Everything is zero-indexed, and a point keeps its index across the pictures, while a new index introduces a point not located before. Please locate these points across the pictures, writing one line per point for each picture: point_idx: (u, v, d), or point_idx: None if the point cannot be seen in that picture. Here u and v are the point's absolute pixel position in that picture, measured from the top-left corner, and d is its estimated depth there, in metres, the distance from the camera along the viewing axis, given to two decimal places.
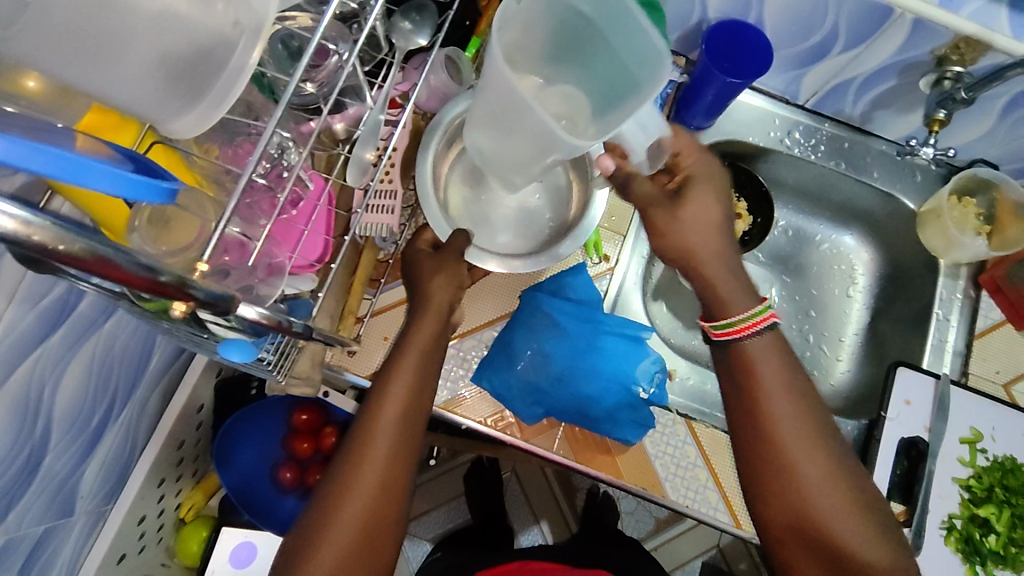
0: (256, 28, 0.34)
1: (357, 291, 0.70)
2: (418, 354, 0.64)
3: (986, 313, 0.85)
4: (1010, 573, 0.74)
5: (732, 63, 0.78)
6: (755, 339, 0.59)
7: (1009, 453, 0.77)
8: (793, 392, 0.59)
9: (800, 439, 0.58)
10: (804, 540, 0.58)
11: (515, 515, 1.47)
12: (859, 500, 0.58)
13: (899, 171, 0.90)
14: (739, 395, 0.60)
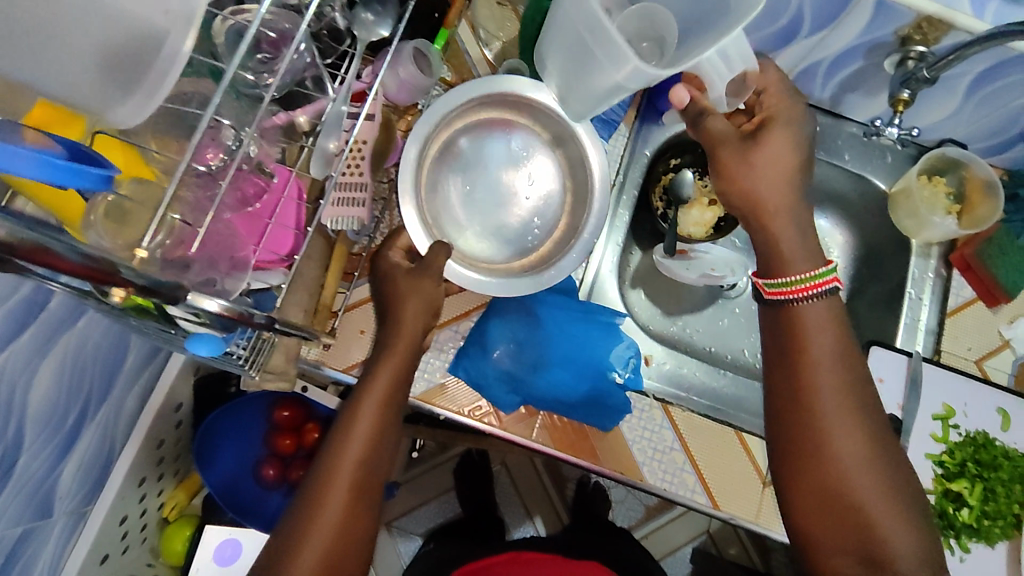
0: (188, 16, 0.33)
1: (331, 284, 0.71)
2: (397, 354, 0.65)
3: (957, 291, 0.86)
4: (984, 546, 0.74)
5: None
6: (811, 303, 0.61)
7: (981, 428, 0.78)
8: (836, 358, 0.60)
9: (837, 404, 0.60)
10: (833, 502, 0.59)
11: (506, 508, 1.47)
12: (892, 464, 0.60)
13: (869, 153, 0.92)
14: (783, 375, 0.61)
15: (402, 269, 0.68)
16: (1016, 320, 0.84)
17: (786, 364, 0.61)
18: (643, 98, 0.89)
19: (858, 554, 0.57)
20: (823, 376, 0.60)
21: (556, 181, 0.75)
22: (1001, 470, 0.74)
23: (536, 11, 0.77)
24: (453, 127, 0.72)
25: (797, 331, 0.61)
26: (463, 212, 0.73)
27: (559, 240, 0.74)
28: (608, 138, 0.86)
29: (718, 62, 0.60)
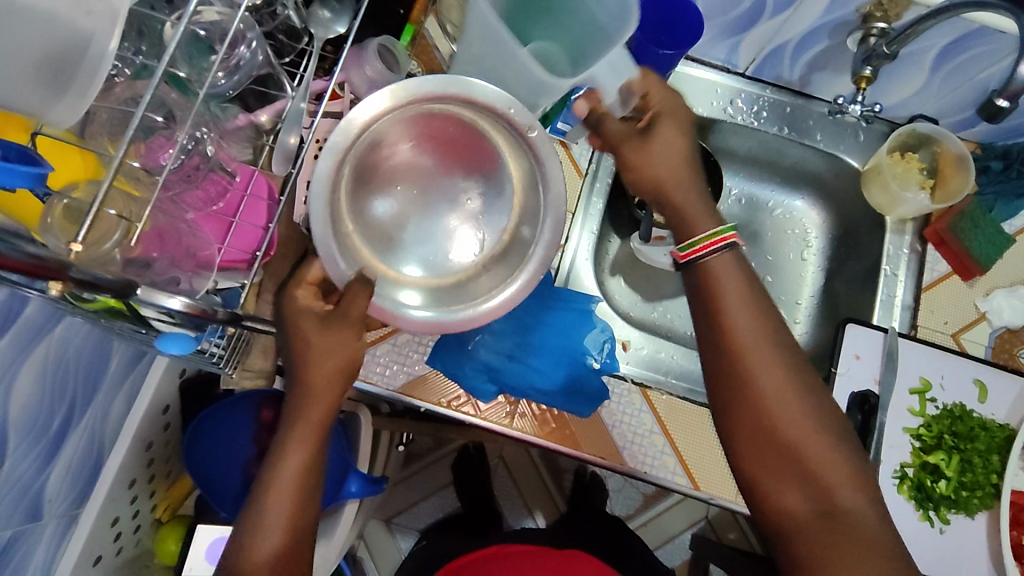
0: (110, 18, 0.36)
1: None
2: (319, 377, 0.58)
3: (932, 266, 0.86)
4: (963, 517, 0.75)
5: (667, 37, 0.80)
6: (717, 257, 0.60)
7: (958, 400, 0.79)
8: (750, 299, 0.60)
9: (757, 347, 0.58)
10: (767, 450, 0.57)
11: (506, 503, 1.48)
12: (815, 402, 0.58)
13: (842, 131, 0.92)
14: (709, 326, 0.60)
15: (316, 314, 0.59)
16: (990, 292, 0.84)
17: (715, 339, 0.60)
18: None
19: (812, 516, 0.56)
20: (754, 342, 0.58)
21: (505, 212, 0.64)
22: (977, 440, 0.75)
23: None
24: (411, 108, 0.60)
25: (713, 278, 0.60)
26: (387, 206, 0.62)
27: (477, 284, 0.63)
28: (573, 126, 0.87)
29: (607, 71, 0.65)
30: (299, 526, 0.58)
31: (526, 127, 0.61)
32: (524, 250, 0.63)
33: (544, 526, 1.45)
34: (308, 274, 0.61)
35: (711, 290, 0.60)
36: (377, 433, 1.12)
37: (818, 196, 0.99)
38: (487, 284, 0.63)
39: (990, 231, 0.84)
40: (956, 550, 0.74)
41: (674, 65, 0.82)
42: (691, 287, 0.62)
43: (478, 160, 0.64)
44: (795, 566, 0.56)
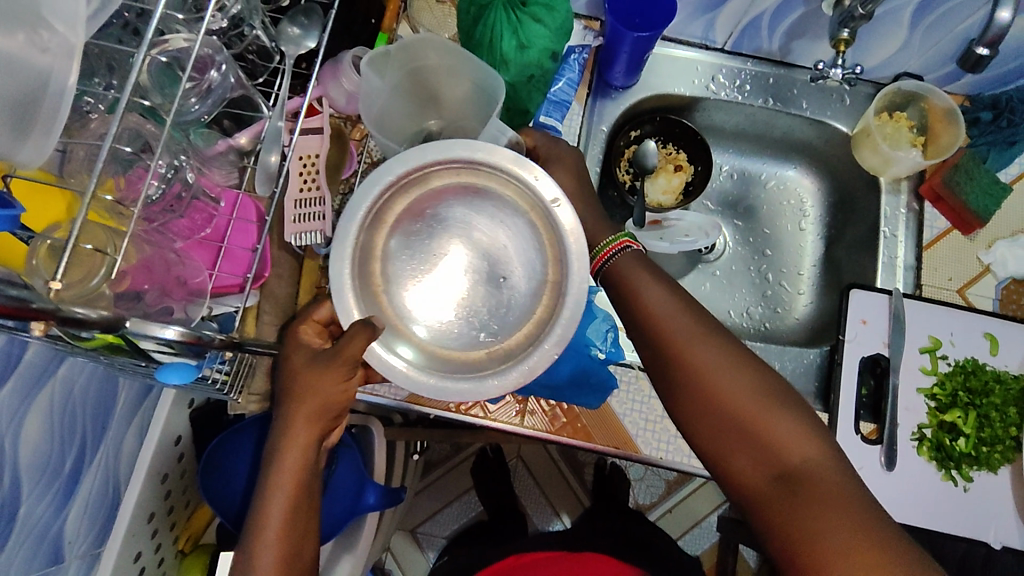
0: (67, 52, 0.35)
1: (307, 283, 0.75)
2: (310, 409, 0.59)
3: (931, 223, 0.85)
4: (986, 473, 0.74)
5: (643, 19, 0.80)
6: (620, 257, 0.65)
7: (969, 355, 0.78)
8: (664, 283, 0.64)
9: (683, 325, 0.61)
10: (717, 423, 0.59)
11: (530, 504, 1.47)
12: (748, 366, 0.60)
13: (828, 97, 0.91)
14: (635, 317, 0.63)
15: (309, 352, 0.61)
16: (992, 244, 0.84)
17: (648, 336, 0.62)
18: (594, 75, 0.90)
19: (774, 479, 0.56)
20: (681, 329, 0.61)
21: (530, 293, 0.61)
22: (992, 394, 0.74)
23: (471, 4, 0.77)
24: (451, 175, 0.61)
25: (629, 271, 0.64)
26: (415, 264, 0.61)
27: (476, 365, 0.60)
28: (562, 119, 0.86)
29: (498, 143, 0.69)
30: (293, 561, 0.58)
31: (552, 200, 0.60)
32: (544, 333, 0.59)
33: (571, 523, 1.44)
34: (316, 313, 0.64)
35: (632, 291, 0.63)
36: (393, 444, 1.12)
37: (810, 164, 0.98)
38: (488, 364, 0.60)
39: (986, 182, 0.83)
40: (983, 507, 0.73)
41: (651, 47, 0.82)
42: (613, 294, 0.66)
43: (509, 238, 0.62)
44: (777, 536, 0.55)
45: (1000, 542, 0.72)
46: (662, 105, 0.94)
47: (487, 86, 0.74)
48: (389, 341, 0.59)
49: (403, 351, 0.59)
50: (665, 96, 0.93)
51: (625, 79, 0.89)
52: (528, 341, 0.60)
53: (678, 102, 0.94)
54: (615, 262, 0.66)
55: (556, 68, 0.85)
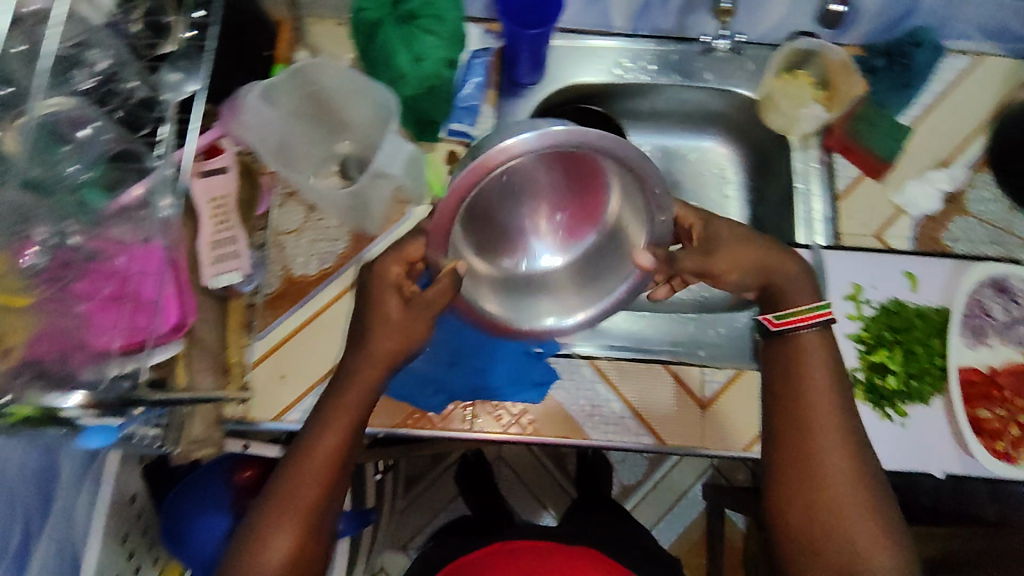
0: None
1: (236, 324, 0.76)
2: (358, 385, 0.62)
3: (842, 172, 0.88)
4: (920, 406, 0.76)
5: (536, 16, 0.81)
6: (810, 331, 0.65)
7: (890, 296, 0.80)
8: (834, 375, 0.64)
9: (831, 421, 0.62)
10: (818, 508, 0.60)
11: (517, 502, 1.48)
12: (874, 487, 0.61)
13: (731, 66, 0.92)
14: (789, 394, 0.64)
15: (396, 296, 0.62)
16: (902, 185, 0.87)
17: (790, 399, 0.64)
18: (500, 76, 0.90)
19: (836, 556, 0.59)
20: (825, 419, 0.62)
21: (592, 230, 0.67)
22: (914, 329, 0.78)
23: (355, 22, 0.76)
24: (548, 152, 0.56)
25: (802, 352, 0.65)
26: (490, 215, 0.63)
27: (557, 291, 0.68)
28: (473, 124, 0.86)
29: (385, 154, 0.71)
30: None
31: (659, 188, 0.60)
32: (621, 269, 0.67)
33: (560, 516, 1.46)
34: (407, 251, 0.63)
35: (801, 370, 0.64)
36: (363, 466, 1.12)
37: (725, 133, 1.00)
38: (572, 287, 0.68)
39: (888, 126, 0.88)
40: (921, 438, 0.76)
41: (547, 42, 0.84)
42: (774, 364, 0.66)
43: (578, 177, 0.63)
44: None
45: (944, 471, 0.75)
46: (571, 96, 0.94)
47: (372, 101, 0.75)
48: (478, 276, 0.66)
49: (488, 291, 0.66)
50: (572, 87, 0.93)
51: (530, 76, 0.90)
52: (606, 272, 0.67)
53: (589, 91, 0.94)
54: (789, 345, 0.65)
55: (460, 74, 0.86)
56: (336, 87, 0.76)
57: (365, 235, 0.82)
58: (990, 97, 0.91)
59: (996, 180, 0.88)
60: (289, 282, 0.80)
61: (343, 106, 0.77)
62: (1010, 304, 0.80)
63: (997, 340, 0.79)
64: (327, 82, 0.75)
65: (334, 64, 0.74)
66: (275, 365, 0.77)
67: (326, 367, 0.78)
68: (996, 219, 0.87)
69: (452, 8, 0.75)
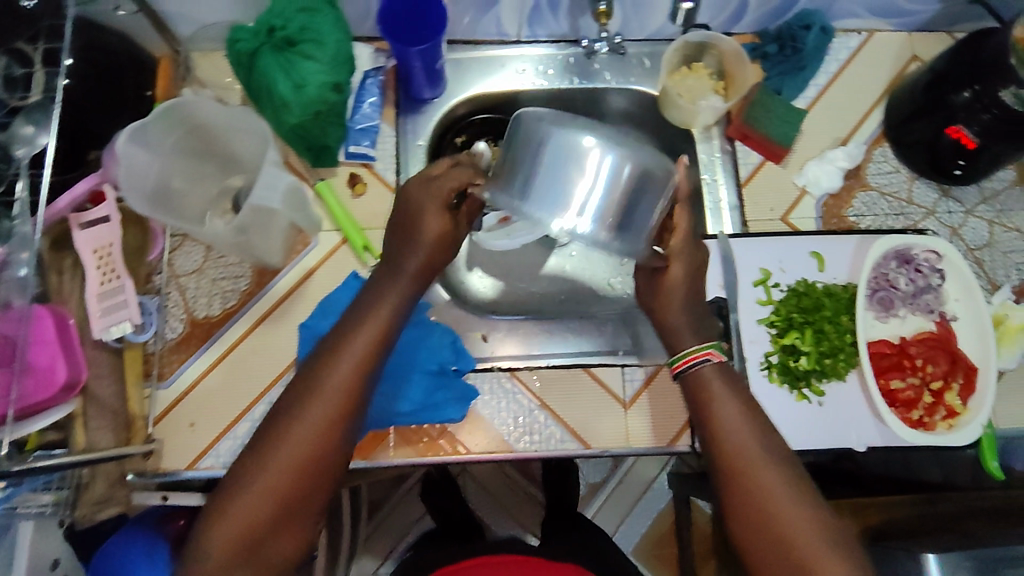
0: None
1: (135, 379, 0.76)
2: (310, 415, 0.62)
3: (745, 161, 0.89)
4: (836, 383, 0.78)
5: (419, 31, 0.80)
6: (701, 370, 0.69)
7: (799, 278, 0.82)
8: (735, 393, 0.69)
9: (743, 436, 0.66)
10: (750, 516, 0.63)
11: (488, 515, 1.47)
12: (802, 492, 0.64)
13: (627, 65, 0.92)
14: (697, 417, 0.69)
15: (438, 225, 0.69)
16: (803, 166, 0.88)
17: (706, 425, 0.68)
18: (399, 93, 0.89)
19: (774, 556, 0.62)
20: (736, 431, 0.66)
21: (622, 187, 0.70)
22: (824, 309, 0.79)
23: (234, 56, 0.74)
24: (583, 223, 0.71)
25: (701, 381, 0.69)
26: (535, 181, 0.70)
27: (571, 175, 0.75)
28: (373, 144, 0.86)
29: (267, 190, 0.68)
30: None
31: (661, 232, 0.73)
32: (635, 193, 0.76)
33: (539, 534, 1.44)
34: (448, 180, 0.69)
35: (705, 398, 0.69)
36: None
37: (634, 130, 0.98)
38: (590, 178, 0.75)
39: (782, 110, 0.88)
40: (837, 413, 0.78)
41: (440, 56, 0.82)
42: (686, 394, 0.71)
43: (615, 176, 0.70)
44: None
45: (864, 444, 0.77)
46: (473, 108, 0.93)
47: (253, 135, 0.73)
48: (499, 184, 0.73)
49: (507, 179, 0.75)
50: (473, 98, 0.92)
51: (431, 91, 0.88)
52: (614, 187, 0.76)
53: (494, 100, 0.93)
54: (691, 383, 0.70)
55: (353, 96, 0.85)
56: (217, 122, 0.73)
57: (268, 268, 0.82)
58: (883, 72, 0.92)
59: (893, 153, 0.89)
60: (192, 325, 0.80)
61: (227, 140, 0.75)
62: (914, 274, 0.81)
63: (906, 311, 0.81)
64: (207, 117, 0.72)
65: (212, 99, 0.70)
66: (181, 414, 0.77)
67: (233, 411, 0.77)
68: (896, 190, 0.88)
69: (331, 32, 0.73)
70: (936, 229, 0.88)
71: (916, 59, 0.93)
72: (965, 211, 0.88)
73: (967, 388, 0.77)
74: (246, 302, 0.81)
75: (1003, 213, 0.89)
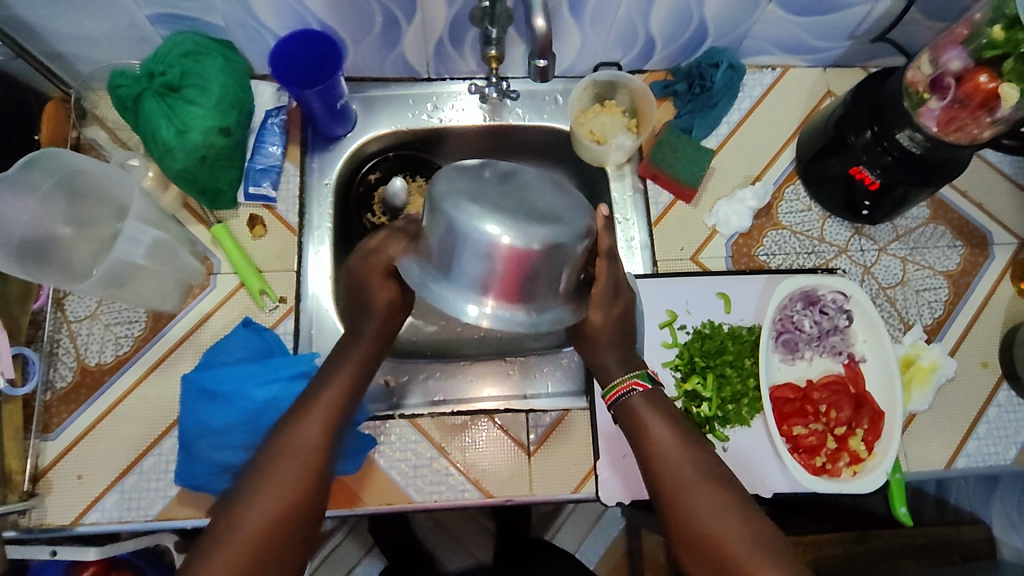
0: None
1: (11, 432, 0.73)
2: (284, 438, 0.62)
3: (655, 200, 0.88)
4: (741, 429, 0.77)
5: (317, 73, 0.79)
6: (631, 398, 0.67)
7: (705, 319, 0.81)
8: (672, 421, 0.66)
9: (685, 463, 0.63)
10: (706, 553, 0.59)
11: (440, 549, 1.22)
12: (755, 521, 0.60)
13: (539, 102, 0.91)
14: (638, 450, 0.66)
15: (371, 272, 0.69)
16: (714, 206, 0.87)
17: (653, 456, 0.64)
18: (306, 132, 0.87)
19: None
20: (678, 459, 0.63)
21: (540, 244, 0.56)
22: (727, 352, 0.78)
23: (119, 101, 0.73)
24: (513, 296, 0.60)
25: (636, 411, 0.67)
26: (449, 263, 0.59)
27: None
28: (274, 185, 0.83)
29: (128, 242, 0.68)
30: None
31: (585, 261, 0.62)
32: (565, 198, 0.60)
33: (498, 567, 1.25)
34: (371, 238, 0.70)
35: (643, 428, 0.66)
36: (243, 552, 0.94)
37: (552, 163, 0.97)
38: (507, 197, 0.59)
39: (691, 150, 0.88)
40: (741, 460, 0.76)
41: (342, 96, 0.81)
42: (623, 425, 0.68)
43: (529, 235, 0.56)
44: None
45: (769, 490, 0.75)
46: (385, 146, 0.92)
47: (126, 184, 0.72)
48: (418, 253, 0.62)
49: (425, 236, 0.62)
50: (382, 136, 0.90)
51: (340, 129, 0.87)
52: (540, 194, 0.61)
53: (405, 138, 0.92)
54: (627, 412, 0.67)
55: (255, 138, 0.84)
56: (91, 170, 0.71)
57: (162, 314, 0.79)
58: (796, 110, 0.91)
59: (806, 191, 0.89)
60: (83, 373, 0.77)
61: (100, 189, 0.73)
62: (819, 316, 0.80)
63: (812, 353, 0.80)
64: (81, 165, 0.71)
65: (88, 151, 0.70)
66: (67, 467, 0.74)
67: (121, 462, 0.75)
68: (808, 228, 0.88)
69: (215, 77, 0.74)
70: (848, 267, 0.87)
71: (830, 94, 0.92)
72: (878, 249, 0.88)
73: (873, 433, 0.76)
74: (138, 350, 0.79)
75: (917, 251, 0.88)
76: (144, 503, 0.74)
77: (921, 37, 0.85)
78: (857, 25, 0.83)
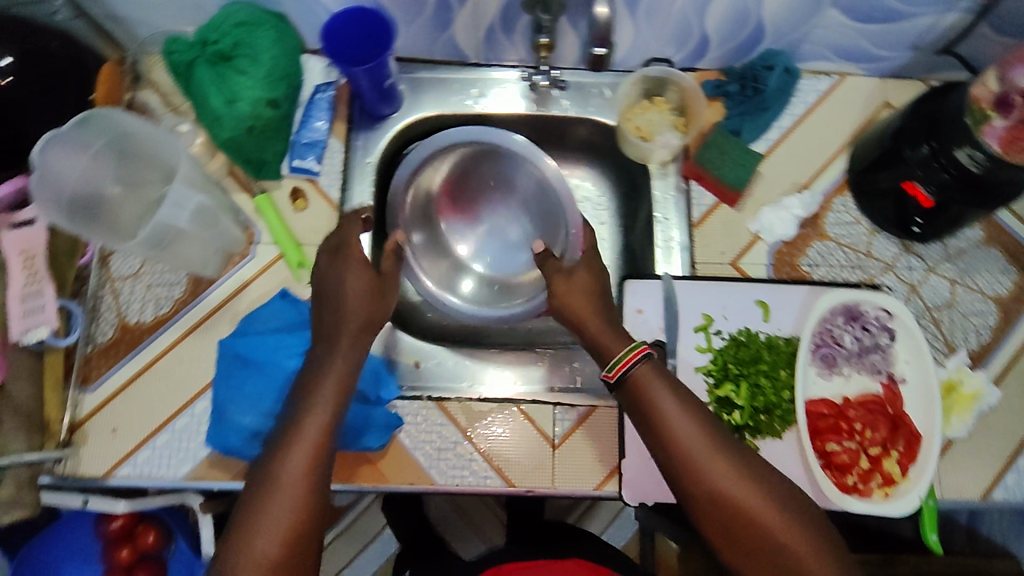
0: None
1: (53, 381, 0.76)
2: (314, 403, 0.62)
3: (698, 201, 0.86)
4: (771, 441, 0.75)
5: (365, 49, 0.78)
6: (641, 367, 0.64)
7: (742, 327, 0.79)
8: (682, 397, 0.63)
9: (700, 441, 0.61)
10: (735, 528, 0.59)
11: (455, 533, 1.22)
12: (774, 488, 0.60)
13: (587, 94, 0.90)
14: (649, 431, 0.63)
15: None
16: (758, 212, 0.85)
17: (668, 459, 0.61)
18: (352, 110, 0.88)
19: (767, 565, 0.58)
20: (694, 438, 0.61)
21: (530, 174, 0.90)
22: (762, 361, 0.77)
23: (173, 66, 0.74)
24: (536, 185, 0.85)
25: (645, 390, 0.63)
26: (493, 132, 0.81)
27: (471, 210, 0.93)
28: (318, 160, 0.84)
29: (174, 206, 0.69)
30: None
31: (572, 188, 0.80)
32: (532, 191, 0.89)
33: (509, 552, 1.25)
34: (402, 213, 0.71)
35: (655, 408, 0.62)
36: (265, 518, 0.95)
37: (596, 157, 0.96)
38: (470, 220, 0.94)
39: (738, 153, 0.86)
40: None
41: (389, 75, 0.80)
42: (629, 403, 0.65)
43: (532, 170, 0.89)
44: None
45: None
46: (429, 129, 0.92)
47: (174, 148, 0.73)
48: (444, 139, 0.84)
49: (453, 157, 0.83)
50: (426, 119, 0.90)
51: (384, 109, 0.87)
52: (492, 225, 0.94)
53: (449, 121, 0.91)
54: (634, 392, 0.64)
55: (302, 112, 0.85)
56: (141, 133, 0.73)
57: (202, 278, 0.81)
58: (851, 119, 0.89)
59: (855, 203, 0.86)
60: (122, 330, 0.79)
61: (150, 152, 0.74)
62: (861, 332, 0.78)
63: (850, 369, 0.78)
64: (131, 127, 0.72)
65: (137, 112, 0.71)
66: (102, 420, 0.76)
67: (154, 421, 0.76)
68: (855, 242, 0.85)
69: (266, 49, 0.74)
70: (893, 285, 0.84)
71: (888, 105, 0.89)
72: (926, 268, 0.85)
73: (909, 456, 0.73)
74: (178, 312, 0.80)
75: (967, 273, 0.85)
76: (175, 462, 0.75)
77: (990, 52, 0.81)
78: (922, 35, 0.80)
